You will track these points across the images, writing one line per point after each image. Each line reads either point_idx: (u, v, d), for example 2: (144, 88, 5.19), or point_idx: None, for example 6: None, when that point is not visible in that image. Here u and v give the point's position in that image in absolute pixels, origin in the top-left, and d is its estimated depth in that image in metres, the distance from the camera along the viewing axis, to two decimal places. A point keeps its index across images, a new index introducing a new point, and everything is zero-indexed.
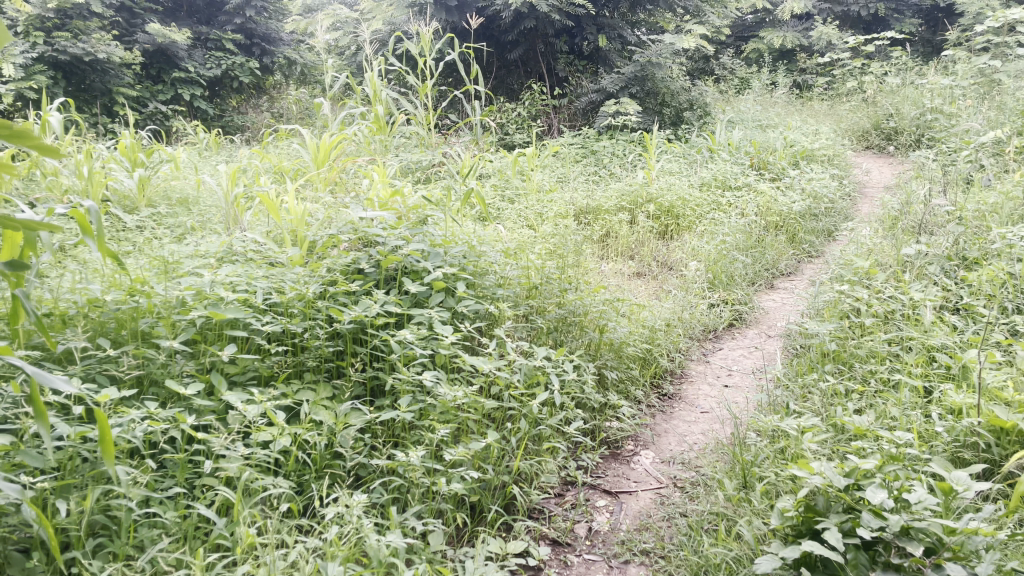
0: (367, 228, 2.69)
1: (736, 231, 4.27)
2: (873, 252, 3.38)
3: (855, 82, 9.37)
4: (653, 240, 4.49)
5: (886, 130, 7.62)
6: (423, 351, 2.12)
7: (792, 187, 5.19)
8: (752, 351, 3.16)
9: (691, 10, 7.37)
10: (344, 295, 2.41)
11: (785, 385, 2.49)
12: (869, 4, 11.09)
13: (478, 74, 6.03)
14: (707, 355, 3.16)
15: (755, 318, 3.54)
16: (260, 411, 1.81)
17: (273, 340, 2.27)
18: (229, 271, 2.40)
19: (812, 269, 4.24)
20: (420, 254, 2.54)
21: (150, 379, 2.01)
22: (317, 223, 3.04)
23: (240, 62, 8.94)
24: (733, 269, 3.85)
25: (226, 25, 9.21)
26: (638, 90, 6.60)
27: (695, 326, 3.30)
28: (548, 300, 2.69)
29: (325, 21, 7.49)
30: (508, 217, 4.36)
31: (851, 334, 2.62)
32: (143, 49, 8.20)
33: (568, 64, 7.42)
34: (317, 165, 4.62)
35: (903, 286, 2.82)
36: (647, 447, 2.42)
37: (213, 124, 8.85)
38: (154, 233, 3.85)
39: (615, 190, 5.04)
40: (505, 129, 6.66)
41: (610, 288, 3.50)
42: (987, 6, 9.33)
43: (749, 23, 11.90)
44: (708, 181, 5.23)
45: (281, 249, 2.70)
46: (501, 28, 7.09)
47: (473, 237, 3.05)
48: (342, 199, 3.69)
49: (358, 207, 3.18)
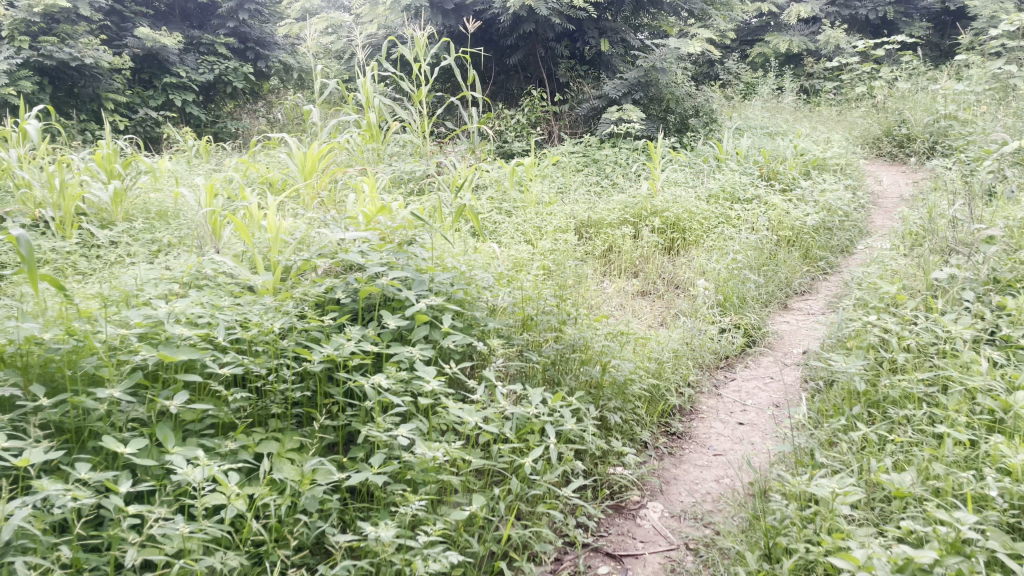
0: (348, 253, 2.45)
1: (747, 247, 4.02)
2: (898, 273, 3.12)
3: (864, 87, 9.13)
4: (659, 256, 4.24)
5: (898, 137, 7.37)
6: (402, 398, 1.88)
7: (805, 199, 4.93)
8: (767, 382, 2.93)
9: (697, 13, 7.14)
10: (317, 330, 2.17)
11: (808, 430, 2.24)
12: (878, 7, 10.85)
13: (476, 79, 5.78)
14: (718, 387, 2.92)
15: (769, 344, 3.29)
16: (209, 475, 1.58)
17: (236, 382, 2.03)
18: (190, 303, 2.16)
19: (828, 288, 4.00)
20: (403, 283, 2.30)
21: (91, 432, 1.78)
22: (295, 246, 2.80)
23: (233, 67, 8.68)
24: (745, 289, 3.58)
25: (219, 29, 8.95)
26: (641, 95, 6.35)
27: (705, 354, 3.04)
28: (545, 332, 2.44)
29: (318, 24, 7.24)
30: (505, 232, 4.14)
31: (880, 373, 2.36)
32: (132, 54, 7.97)
33: (569, 70, 7.11)
34: (304, 177, 4.40)
35: (934, 314, 2.56)
36: (655, 498, 2.17)
37: (206, 131, 8.61)
38: (126, 250, 3.60)
39: (618, 203, 4.79)
40: (504, 137, 6.41)
41: (612, 314, 3.25)
42: (1001, 9, 9.08)
43: (754, 27, 11.65)
44: (715, 192, 4.98)
45: (253, 275, 2.46)
46: (501, 32, 6.85)
47: (464, 259, 2.80)
48: (326, 216, 3.45)
49: (340, 228, 2.92)
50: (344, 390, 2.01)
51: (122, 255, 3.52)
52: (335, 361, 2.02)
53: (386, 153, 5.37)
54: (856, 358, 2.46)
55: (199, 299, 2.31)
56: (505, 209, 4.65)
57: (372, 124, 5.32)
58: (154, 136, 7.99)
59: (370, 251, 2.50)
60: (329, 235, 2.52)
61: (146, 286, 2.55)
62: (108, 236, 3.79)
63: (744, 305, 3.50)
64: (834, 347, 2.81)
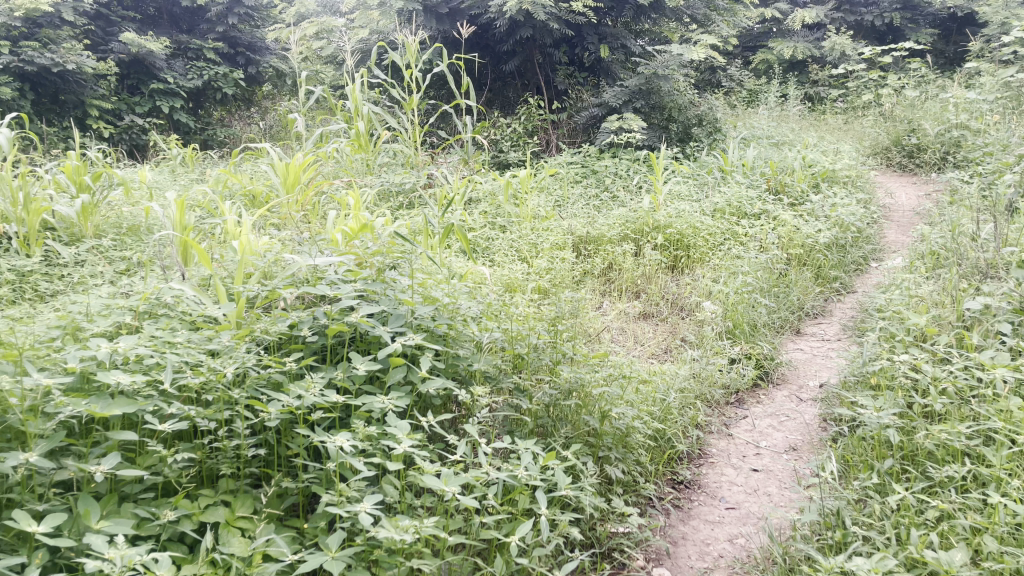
0: (317, 282, 2.20)
1: (756, 267, 3.77)
2: (923, 300, 2.86)
3: (871, 95, 8.89)
4: (662, 275, 4.01)
5: (908, 147, 7.11)
6: (369, 461, 1.62)
7: (815, 213, 4.69)
8: (783, 421, 2.68)
9: (699, 19, 6.92)
10: (278, 374, 1.91)
11: (835, 488, 1.98)
12: (884, 13, 10.65)
13: (469, 87, 5.53)
14: (729, 426, 2.66)
15: (782, 377, 3.04)
16: (131, 563, 1.33)
17: (180, 437, 1.77)
18: (133, 343, 1.90)
19: (843, 312, 3.76)
20: (379, 319, 2.04)
21: (8, 502, 1.53)
22: (265, 272, 2.56)
23: (223, 72, 8.41)
24: (757, 314, 3.31)
25: (208, 34, 8.69)
26: (642, 104, 6.11)
27: (715, 388, 2.78)
28: (537, 370, 2.19)
29: (308, 29, 6.99)
30: (498, 251, 3.91)
31: (914, 422, 2.10)
32: (118, 59, 7.72)
33: (568, 77, 6.86)
34: (287, 190, 4.18)
35: (970, 353, 2.30)
36: (662, 563, 1.90)
37: (195, 139, 8.33)
38: (90, 269, 3.34)
39: (617, 217, 4.54)
40: (500, 146, 6.16)
41: (613, 343, 2.99)
42: (1012, 16, 8.85)
43: (757, 33, 11.39)
44: (720, 207, 4.73)
45: (213, 306, 2.21)
46: (497, 37, 6.63)
47: (450, 285, 2.55)
48: (302, 237, 3.20)
49: (315, 250, 2.67)
50: (306, 445, 1.76)
51: (85, 275, 3.26)
52: (296, 411, 1.77)
53: (376, 164, 5.12)
54: (885, 400, 2.20)
55: (150, 333, 2.06)
56: (499, 225, 4.41)
57: (360, 134, 5.09)
58: (140, 144, 7.73)
59: (343, 279, 2.25)
60: (299, 262, 2.28)
61: (95, 316, 2.29)
62: (74, 254, 3.53)
63: (756, 332, 3.24)
64: (857, 385, 2.55)
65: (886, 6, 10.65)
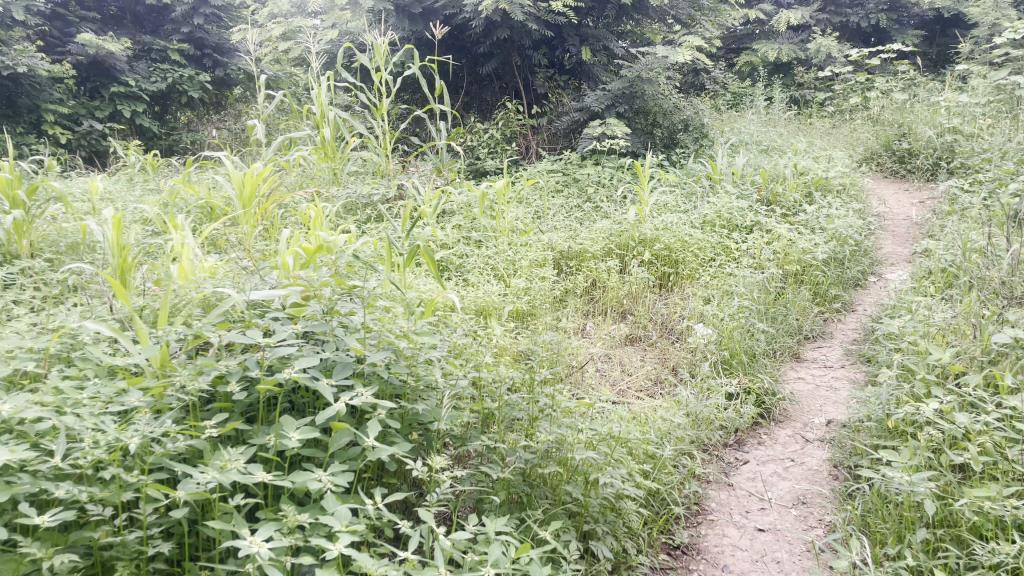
0: (251, 321, 1.87)
1: (752, 287, 3.49)
2: (940, 328, 2.57)
3: (858, 98, 8.68)
4: (650, 295, 3.72)
5: (899, 152, 6.87)
6: (297, 563, 1.30)
7: (810, 225, 4.42)
8: (788, 468, 2.39)
9: (684, 19, 6.64)
10: (196, 444, 1.57)
11: (859, 566, 1.70)
12: (869, 15, 10.48)
13: (443, 91, 5.20)
14: (728, 474, 2.36)
15: (784, 414, 2.75)
16: None
17: (70, 527, 1.44)
18: (19, 404, 1.56)
19: (844, 334, 3.49)
20: (321, 372, 1.72)
21: None
22: (203, 306, 2.25)
23: (189, 75, 7.98)
24: (755, 342, 3.02)
25: (172, 34, 8.26)
26: (625, 108, 5.79)
27: (714, 431, 2.48)
28: (511, 425, 1.88)
29: (275, 29, 6.62)
30: (472, 270, 3.60)
31: (948, 484, 1.82)
32: (75, 61, 7.29)
33: (548, 79, 6.56)
34: (242, 204, 3.85)
35: (1005, 398, 2.01)
36: None
37: (159, 146, 7.91)
38: (16, 295, 2.97)
39: (601, 229, 4.24)
40: (476, 153, 5.84)
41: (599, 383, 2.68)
42: (1003, 17, 8.64)
43: (740, 35, 11.17)
44: (710, 218, 4.43)
45: (131, 351, 1.87)
46: (473, 38, 6.31)
47: (411, 321, 2.22)
48: (250, 260, 2.85)
49: (258, 279, 2.33)
50: (226, 533, 1.44)
51: (9, 302, 2.89)
52: (215, 492, 1.45)
53: (343, 173, 4.79)
54: (911, 454, 1.91)
55: (50, 388, 1.71)
56: (473, 240, 4.10)
57: (326, 141, 4.75)
58: (100, 151, 7.31)
59: (285, 315, 1.94)
60: (234, 298, 1.94)
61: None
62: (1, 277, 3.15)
63: (754, 362, 2.94)
64: (872, 430, 2.26)
65: (872, 7, 10.46)
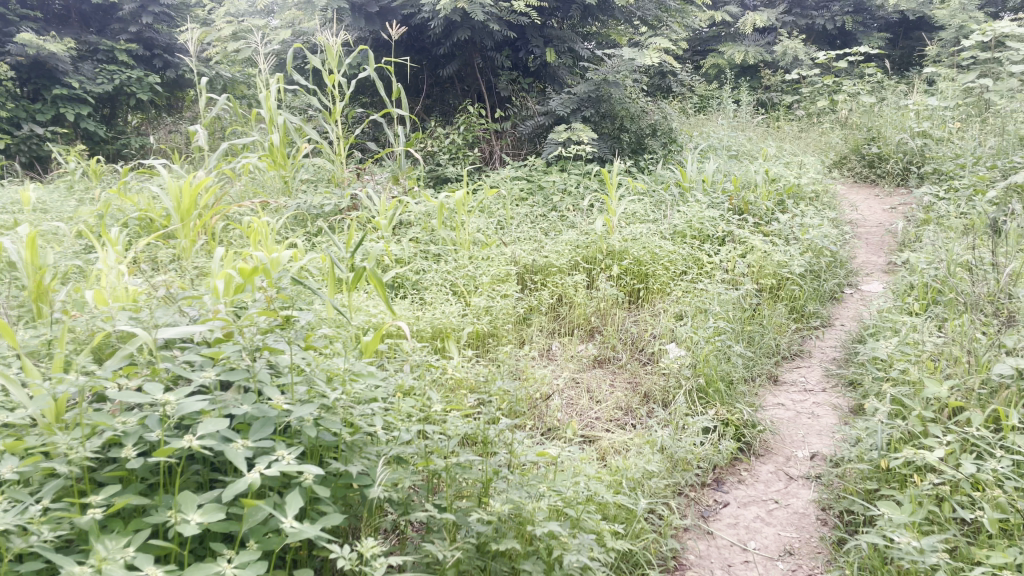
0: (156, 367, 1.60)
1: (726, 305, 3.28)
2: (931, 354, 2.39)
3: (826, 102, 8.58)
4: (619, 311, 3.50)
5: (869, 156, 6.75)
6: None
7: (785, 236, 4.24)
8: (771, 511, 2.17)
9: (651, 20, 6.46)
10: (76, 527, 1.32)
11: None
12: (835, 17, 10.43)
13: (400, 94, 4.94)
14: (707, 520, 2.14)
15: (765, 447, 2.53)
16: None
17: None
18: None
19: (823, 353, 3.31)
20: (235, 433, 1.47)
21: None
22: (112, 342, 1.95)
23: (137, 76, 7.48)
24: (732, 367, 2.80)
25: (119, 34, 7.69)
26: (591, 112, 5.58)
27: (692, 472, 2.24)
28: (463, 487, 1.64)
29: (225, 28, 6.26)
30: (430, 287, 3.35)
31: (957, 545, 1.63)
32: (13, 62, 6.72)
33: (511, 82, 6.33)
34: (180, 217, 3.54)
35: (1012, 439, 1.83)
36: None
37: (106, 151, 7.48)
38: None
39: (567, 241, 4.00)
40: (436, 159, 5.58)
41: (567, 424, 2.43)
42: (969, 20, 8.61)
43: (706, 37, 11.04)
44: (681, 229, 4.22)
45: (17, 404, 1.57)
46: (432, 39, 6.05)
47: (351, 359, 1.95)
48: (181, 285, 2.55)
49: (178, 310, 2.04)
50: None
51: None
52: None
53: (295, 181, 4.50)
54: (914, 509, 1.72)
55: None
56: (432, 253, 3.84)
57: (275, 146, 4.44)
58: (41, 157, 6.83)
59: (200, 357, 1.67)
60: (142, 338, 1.66)
61: None
62: None
63: (732, 390, 2.72)
64: (863, 472, 2.06)
65: (837, 10, 10.42)
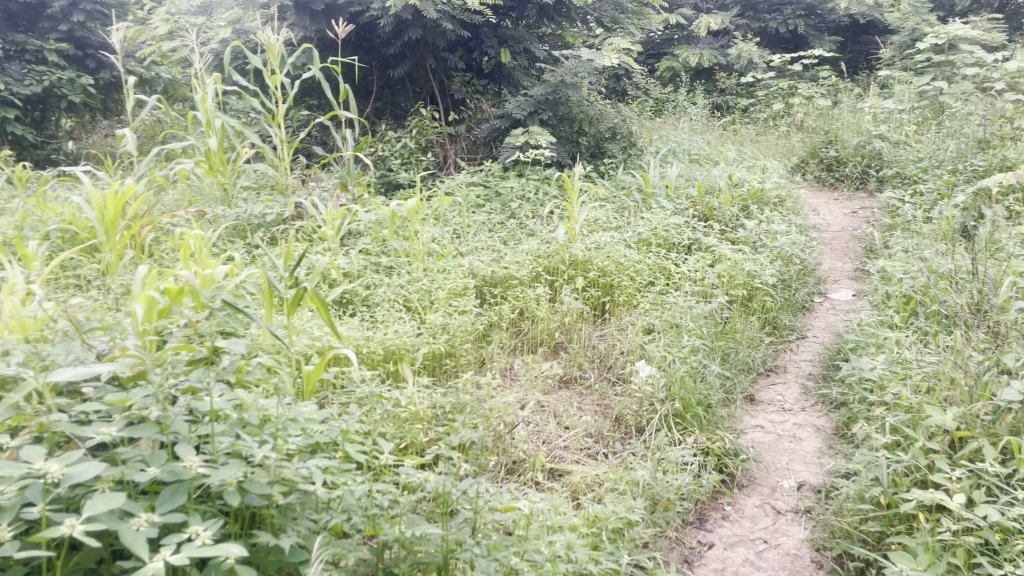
0: (45, 421, 1.31)
1: (699, 319, 3.09)
2: (926, 376, 2.22)
3: (782, 104, 8.53)
4: (584, 326, 3.27)
5: (827, 160, 6.65)
6: None
7: (754, 242, 4.08)
8: (761, 553, 1.96)
9: (607, 20, 6.29)
10: None
11: None
12: (787, 20, 10.44)
13: (348, 95, 4.67)
14: (692, 565, 1.92)
15: (748, 477, 2.33)
16: None
17: None
18: None
19: (798, 368, 3.14)
20: (137, 505, 1.20)
21: None
22: None
23: (68, 77, 6.95)
24: (709, 389, 2.60)
25: (47, 32, 7.16)
26: (549, 115, 5.36)
27: (674, 512, 2.02)
28: (422, 555, 1.42)
29: (160, 26, 5.88)
30: (381, 304, 3.08)
31: None
32: None
33: (465, 84, 6.10)
34: (104, 230, 3.15)
35: None
36: None
37: (35, 157, 6.98)
38: None
39: (527, 251, 3.77)
40: (387, 164, 5.31)
41: (534, 460, 2.19)
42: (922, 23, 8.64)
43: (660, 40, 10.95)
44: (646, 236, 4.03)
45: None
46: (381, 38, 5.78)
47: (285, 401, 1.68)
48: (95, 308, 2.24)
49: (82, 344, 1.74)
50: None
51: None
52: None
53: (235, 189, 4.17)
54: (931, 561, 1.61)
55: None
56: (384, 266, 3.56)
57: (213, 150, 4.11)
58: None
59: (101, 407, 1.38)
60: (29, 383, 1.36)
61: None
62: None
63: (711, 415, 2.51)
64: (863, 512, 1.89)
65: (790, 13, 10.47)
